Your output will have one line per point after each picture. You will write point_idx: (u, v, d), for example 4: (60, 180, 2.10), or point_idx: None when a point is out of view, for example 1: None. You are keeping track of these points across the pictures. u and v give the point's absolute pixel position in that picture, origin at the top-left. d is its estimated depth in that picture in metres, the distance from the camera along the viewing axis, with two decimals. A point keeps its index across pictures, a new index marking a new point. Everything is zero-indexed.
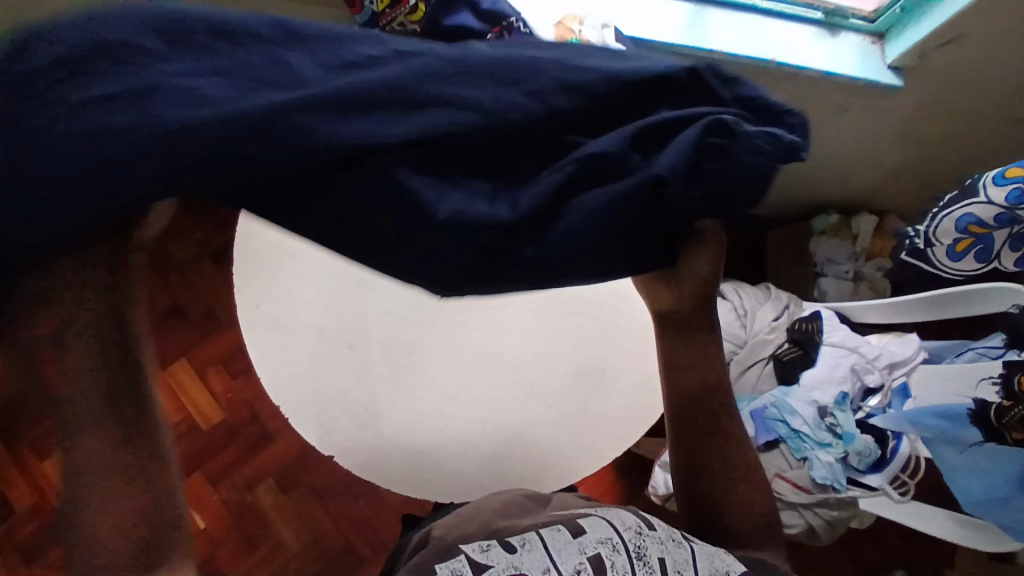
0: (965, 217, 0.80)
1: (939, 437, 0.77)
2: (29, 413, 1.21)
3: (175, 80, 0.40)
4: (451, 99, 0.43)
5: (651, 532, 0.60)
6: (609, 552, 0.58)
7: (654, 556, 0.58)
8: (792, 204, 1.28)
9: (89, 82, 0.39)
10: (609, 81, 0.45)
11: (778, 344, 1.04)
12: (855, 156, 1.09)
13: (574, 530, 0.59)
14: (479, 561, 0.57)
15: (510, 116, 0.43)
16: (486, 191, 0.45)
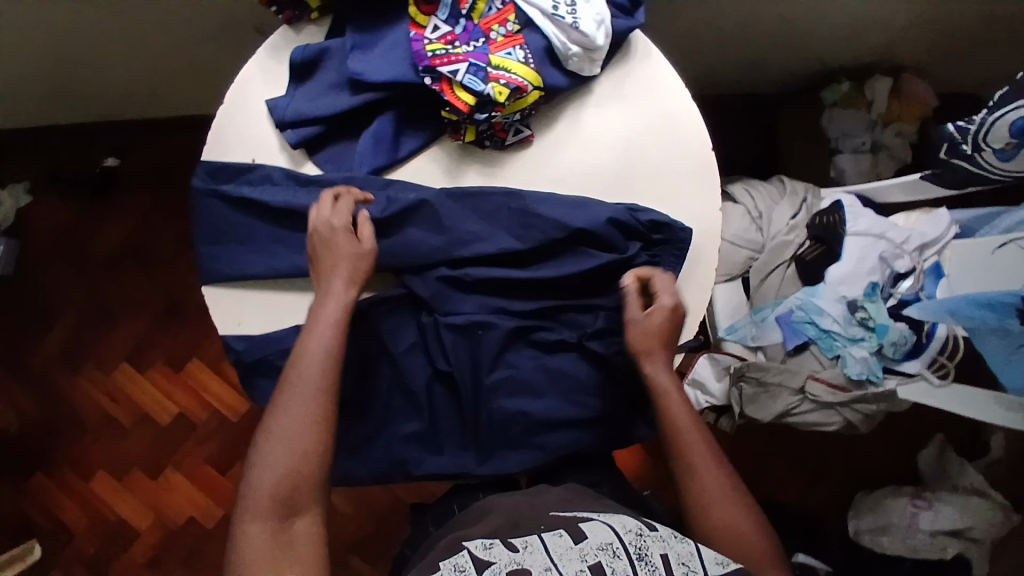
0: (1023, 121, 0.67)
1: (980, 327, 0.74)
2: (64, 437, 1.24)
3: (269, 198, 0.66)
4: (423, 227, 0.67)
5: (652, 532, 0.57)
6: (610, 558, 0.53)
7: (656, 554, 0.55)
8: (795, 76, 1.16)
9: (230, 201, 0.67)
10: (532, 226, 0.67)
11: (800, 244, 0.96)
12: (858, 15, 0.97)
13: (574, 535, 0.56)
14: (482, 558, 0.55)
15: (468, 258, 0.68)
16: (435, 299, 0.67)
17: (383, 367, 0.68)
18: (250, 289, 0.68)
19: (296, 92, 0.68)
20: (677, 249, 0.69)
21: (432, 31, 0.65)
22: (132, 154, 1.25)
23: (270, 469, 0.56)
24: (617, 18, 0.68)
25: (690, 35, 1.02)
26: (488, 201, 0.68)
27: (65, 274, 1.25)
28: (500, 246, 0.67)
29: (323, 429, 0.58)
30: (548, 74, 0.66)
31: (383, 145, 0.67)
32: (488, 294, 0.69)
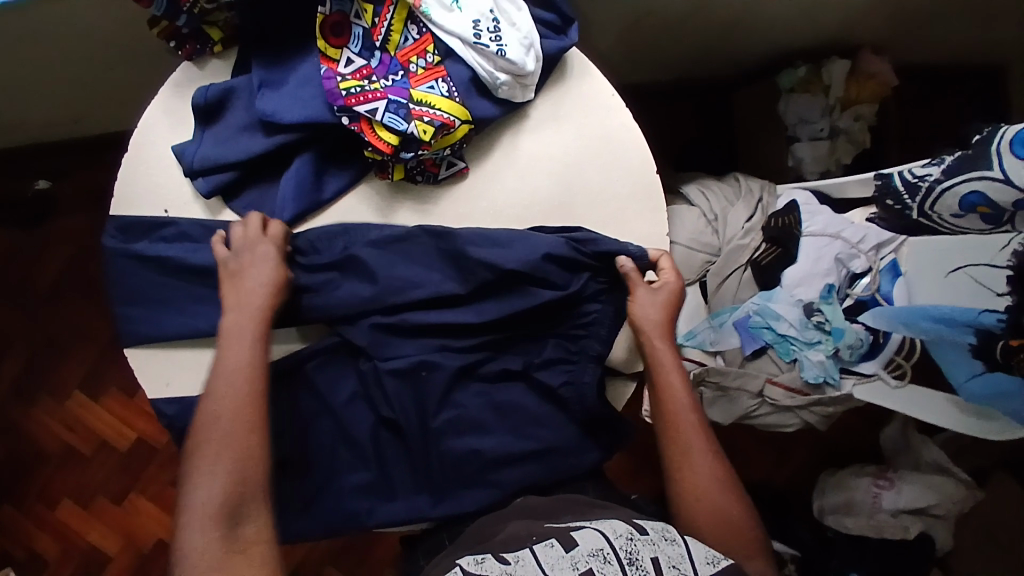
0: (972, 194, 0.69)
1: (936, 341, 0.76)
2: (24, 469, 1.22)
3: (186, 257, 0.63)
4: (353, 276, 0.64)
5: (644, 535, 0.55)
6: (602, 565, 0.52)
7: (647, 559, 0.53)
8: (752, 61, 1.12)
9: (145, 260, 0.63)
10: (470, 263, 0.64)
11: (755, 247, 0.94)
12: (810, 1, 0.93)
13: (565, 544, 0.54)
14: (471, 575, 0.52)
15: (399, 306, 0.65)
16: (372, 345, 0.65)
17: (324, 421, 0.65)
18: (177, 349, 0.64)
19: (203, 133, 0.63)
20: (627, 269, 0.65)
21: (345, 66, 0.60)
22: (66, 175, 1.19)
23: (210, 483, 0.54)
24: (547, 38, 0.63)
25: (638, 29, 0.98)
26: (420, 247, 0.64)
27: (9, 305, 1.21)
28: (434, 290, 0.64)
29: (256, 432, 0.56)
30: (474, 106, 0.61)
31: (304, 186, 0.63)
32: (423, 338, 0.66)
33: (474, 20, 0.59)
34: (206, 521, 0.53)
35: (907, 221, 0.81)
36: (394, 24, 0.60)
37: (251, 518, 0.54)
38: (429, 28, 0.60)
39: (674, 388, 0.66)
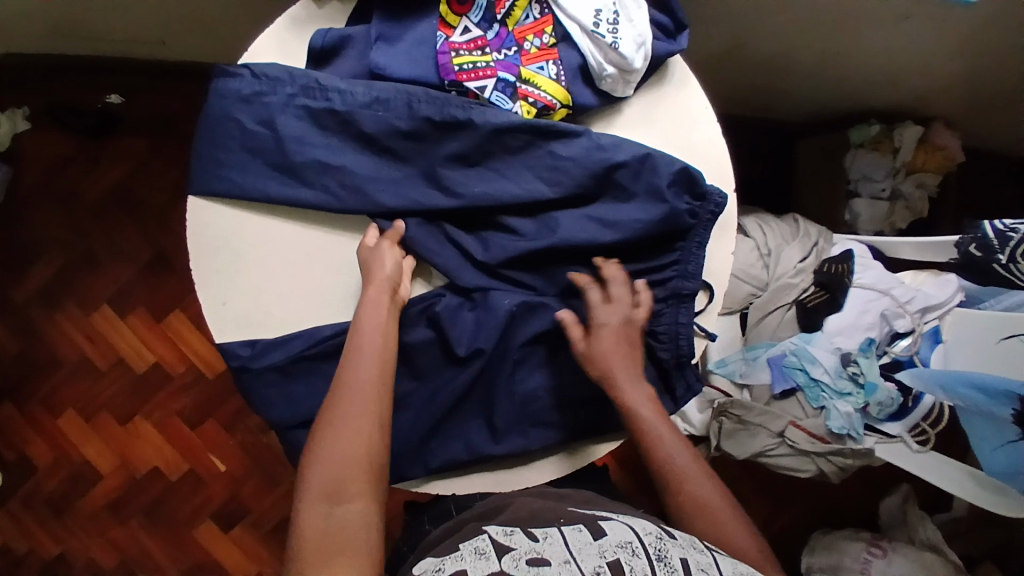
0: None
1: (971, 408, 0.79)
2: (34, 371, 1.22)
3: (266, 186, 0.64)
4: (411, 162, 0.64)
5: (672, 538, 0.56)
6: (630, 556, 0.52)
7: (676, 558, 0.53)
8: (828, 109, 1.12)
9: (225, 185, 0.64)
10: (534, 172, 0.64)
11: (804, 289, 0.94)
12: (903, 62, 0.93)
13: (594, 533, 0.56)
14: (503, 543, 0.54)
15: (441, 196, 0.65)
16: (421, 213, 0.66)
17: None
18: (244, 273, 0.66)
19: (319, 90, 0.63)
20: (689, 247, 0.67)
21: (460, 35, 0.63)
22: (137, 96, 1.22)
23: (316, 486, 0.56)
24: (659, 40, 0.64)
25: (729, 58, 0.97)
26: (500, 169, 0.64)
27: (54, 210, 1.22)
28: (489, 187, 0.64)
29: (370, 424, 0.59)
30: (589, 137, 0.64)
31: (422, 144, 0.64)
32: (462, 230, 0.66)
33: (595, 9, 0.62)
34: (314, 500, 0.56)
35: (984, 275, 0.82)
36: (519, 1, 0.63)
37: (356, 498, 0.56)
38: (551, 10, 0.63)
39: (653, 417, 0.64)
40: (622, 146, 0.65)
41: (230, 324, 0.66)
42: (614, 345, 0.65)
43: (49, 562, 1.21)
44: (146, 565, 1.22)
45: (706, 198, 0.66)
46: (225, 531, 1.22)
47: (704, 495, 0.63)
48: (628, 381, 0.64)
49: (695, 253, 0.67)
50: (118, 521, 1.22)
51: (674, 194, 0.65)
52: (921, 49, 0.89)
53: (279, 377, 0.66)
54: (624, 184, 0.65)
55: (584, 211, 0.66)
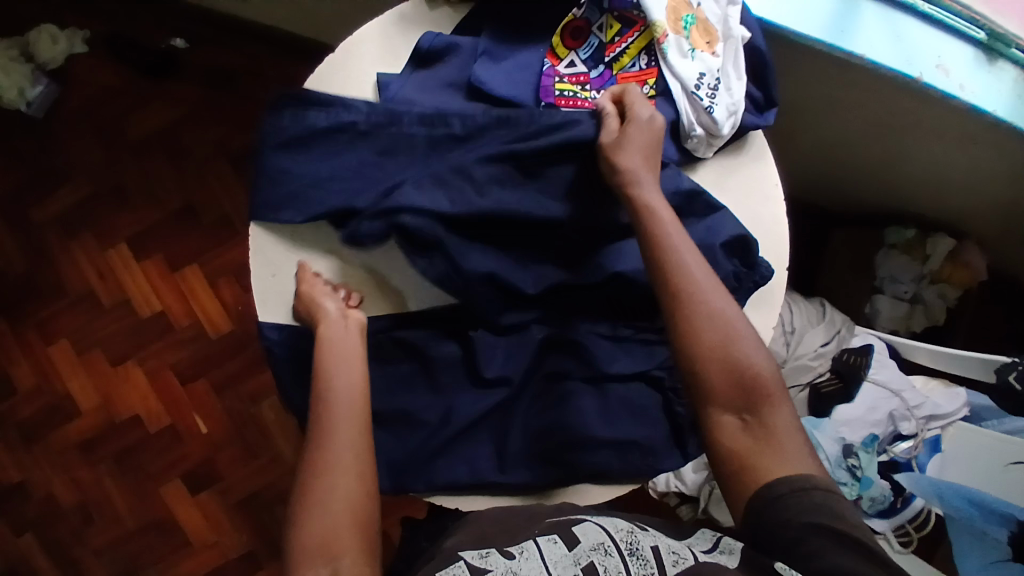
0: None
1: (962, 519, 0.83)
2: (36, 292, 1.21)
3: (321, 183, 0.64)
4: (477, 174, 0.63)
5: (643, 531, 0.56)
6: (603, 556, 0.52)
7: (647, 549, 0.53)
8: (868, 204, 1.15)
9: (298, 167, 0.64)
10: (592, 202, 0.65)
11: (819, 373, 0.97)
12: (956, 179, 0.96)
13: (568, 541, 0.54)
14: (478, 566, 0.53)
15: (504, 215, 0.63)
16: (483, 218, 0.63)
17: (401, 372, 0.68)
18: (297, 253, 0.67)
19: (437, 120, 0.64)
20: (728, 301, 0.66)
21: (566, 67, 0.66)
22: (202, 45, 1.21)
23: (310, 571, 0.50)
24: (749, 112, 0.67)
25: (791, 135, 1.00)
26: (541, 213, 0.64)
27: (94, 139, 1.22)
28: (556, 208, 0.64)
29: (358, 480, 0.55)
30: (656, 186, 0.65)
31: (478, 178, 0.63)
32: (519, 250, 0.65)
33: (700, 73, 0.64)
34: (307, 559, 0.51)
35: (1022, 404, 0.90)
36: (630, 50, 0.65)
37: (348, 551, 0.51)
38: (659, 63, 0.64)
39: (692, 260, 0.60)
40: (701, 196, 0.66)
41: (275, 296, 0.67)
42: (708, 276, 0.59)
43: (8, 488, 1.19)
44: (105, 510, 1.19)
45: (755, 268, 0.67)
46: (191, 494, 1.20)
47: (747, 361, 0.57)
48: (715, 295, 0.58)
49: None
50: (86, 461, 1.20)
51: (724, 256, 0.66)
52: (973, 174, 0.92)
53: (308, 360, 0.65)
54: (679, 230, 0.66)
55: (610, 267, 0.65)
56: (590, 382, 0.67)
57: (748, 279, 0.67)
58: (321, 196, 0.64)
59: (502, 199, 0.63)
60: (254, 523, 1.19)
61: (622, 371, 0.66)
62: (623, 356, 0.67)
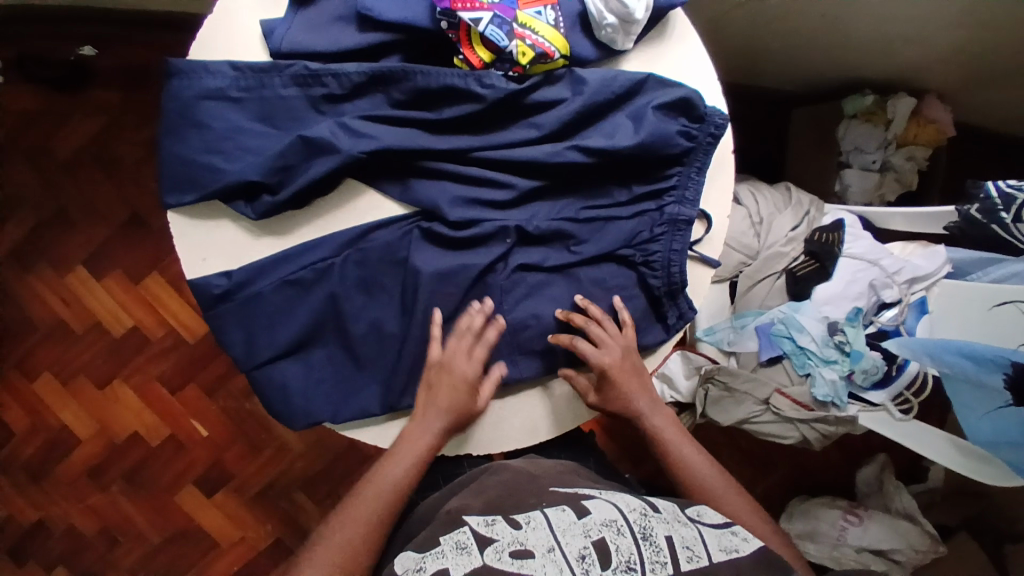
0: None
1: (957, 374, 0.79)
2: (9, 332, 1.19)
3: (226, 151, 0.62)
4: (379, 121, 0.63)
5: (657, 513, 0.56)
6: (615, 535, 0.52)
7: (661, 537, 0.52)
8: (818, 82, 1.11)
9: (199, 143, 0.62)
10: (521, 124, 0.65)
11: (794, 257, 0.95)
12: (903, 33, 0.91)
13: (578, 512, 0.55)
14: (484, 535, 0.53)
15: (413, 147, 0.64)
16: (401, 157, 0.65)
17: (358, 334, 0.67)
18: (224, 232, 0.65)
19: (312, 78, 0.63)
20: (669, 153, 0.65)
21: None
22: (108, 45, 1.15)
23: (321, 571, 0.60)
24: None
25: (727, 18, 0.95)
26: (458, 133, 0.65)
27: (27, 168, 1.18)
28: (477, 138, 0.65)
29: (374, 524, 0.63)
30: (568, 86, 0.64)
31: (359, 129, 0.62)
32: (446, 169, 0.66)
33: None
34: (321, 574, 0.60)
35: (981, 237, 0.81)
36: None
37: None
38: None
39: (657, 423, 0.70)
40: (619, 78, 0.64)
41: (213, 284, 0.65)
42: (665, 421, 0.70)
43: (29, 528, 1.21)
44: (127, 530, 1.21)
45: (705, 120, 0.65)
46: (208, 497, 1.21)
47: (722, 491, 0.68)
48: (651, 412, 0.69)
49: (693, 177, 0.67)
50: (99, 486, 1.21)
51: (665, 118, 0.65)
52: (919, 25, 0.88)
53: (264, 338, 0.64)
54: (604, 124, 0.65)
55: (552, 144, 0.65)
56: (557, 273, 0.68)
57: (682, 128, 0.65)
58: (234, 160, 0.62)
59: (389, 136, 0.63)
60: (275, 511, 1.21)
61: (588, 251, 0.67)
62: (591, 236, 0.67)
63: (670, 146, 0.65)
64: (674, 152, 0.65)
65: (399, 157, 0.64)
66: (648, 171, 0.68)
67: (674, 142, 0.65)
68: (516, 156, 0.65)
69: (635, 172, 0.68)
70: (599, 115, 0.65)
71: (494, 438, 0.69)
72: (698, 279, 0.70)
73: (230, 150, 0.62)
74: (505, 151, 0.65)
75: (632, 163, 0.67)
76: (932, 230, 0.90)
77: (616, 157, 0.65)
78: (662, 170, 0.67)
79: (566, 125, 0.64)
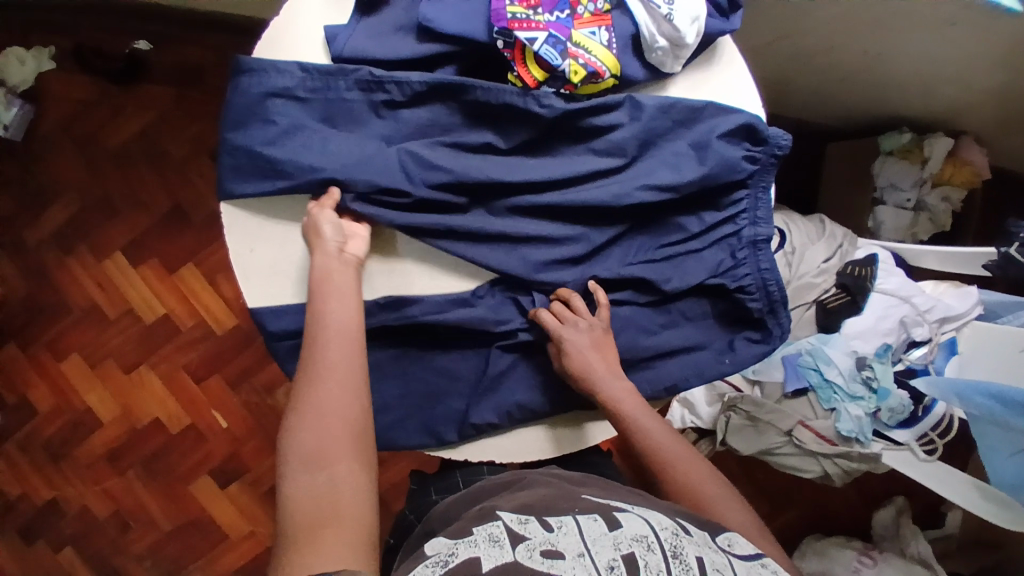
0: None
1: (985, 416, 0.78)
2: (42, 312, 1.23)
3: (280, 148, 0.64)
4: (450, 143, 0.66)
5: (689, 535, 0.53)
6: (644, 551, 0.49)
7: (691, 556, 0.50)
8: (855, 117, 1.11)
9: (256, 138, 0.64)
10: (582, 151, 0.67)
11: (825, 289, 0.94)
12: (943, 74, 0.91)
13: (610, 524, 0.53)
14: (516, 531, 0.52)
15: (497, 184, 0.66)
16: (481, 194, 0.67)
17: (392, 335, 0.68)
18: (271, 226, 0.67)
19: (375, 85, 0.65)
20: (732, 178, 0.66)
21: None
22: (163, 42, 1.20)
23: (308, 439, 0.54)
24: (712, 17, 0.65)
25: (770, 49, 0.97)
26: (522, 160, 0.67)
27: (74, 156, 1.22)
28: (555, 175, 0.66)
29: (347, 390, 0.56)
30: (631, 121, 0.65)
31: (432, 162, 0.64)
32: (523, 206, 0.67)
33: None
34: (300, 468, 0.53)
35: None
36: None
37: (342, 460, 0.53)
38: None
39: (626, 402, 0.65)
40: (675, 105, 0.66)
41: (260, 277, 0.67)
42: (618, 383, 0.65)
43: (43, 507, 1.23)
44: (139, 516, 1.22)
45: (765, 142, 0.67)
46: (221, 488, 1.22)
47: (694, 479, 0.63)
48: (608, 380, 0.65)
49: (761, 197, 0.68)
50: (115, 470, 1.23)
51: (728, 144, 0.66)
52: (960, 67, 0.88)
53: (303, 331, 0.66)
54: (672, 157, 0.66)
55: (622, 180, 0.67)
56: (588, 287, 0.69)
57: (742, 153, 0.66)
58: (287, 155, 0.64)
59: (457, 165, 0.65)
60: None
61: (678, 287, 0.68)
62: (675, 273, 0.68)
63: (732, 175, 0.66)
64: (739, 178, 0.67)
65: (473, 188, 0.66)
66: (708, 200, 0.69)
67: (738, 168, 0.66)
68: (590, 191, 0.66)
69: (695, 201, 0.69)
70: (666, 144, 0.67)
71: (506, 446, 0.71)
72: (736, 308, 0.70)
73: (284, 147, 0.64)
74: (577, 187, 0.67)
75: (698, 196, 0.68)
76: (971, 271, 0.88)
77: (686, 190, 0.66)
78: (722, 196, 0.68)
79: (630, 159, 0.67)
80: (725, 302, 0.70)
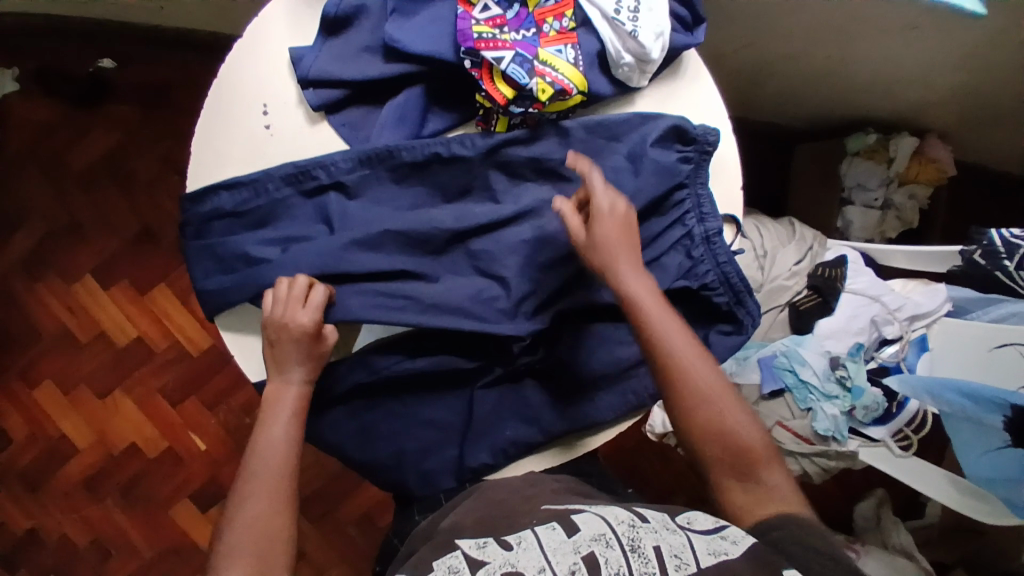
0: None
1: (959, 414, 0.80)
2: (12, 339, 1.20)
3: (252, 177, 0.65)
4: (407, 178, 0.67)
5: (646, 523, 0.54)
6: (603, 549, 0.50)
7: (649, 546, 0.51)
8: (821, 120, 1.14)
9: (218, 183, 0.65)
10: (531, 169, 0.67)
11: (797, 291, 0.96)
12: (905, 76, 0.93)
13: (568, 530, 0.53)
14: (475, 558, 0.52)
15: (446, 226, 0.66)
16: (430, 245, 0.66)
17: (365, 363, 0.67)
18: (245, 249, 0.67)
19: (302, 175, 0.66)
20: (664, 183, 0.66)
21: (480, 11, 0.63)
22: (129, 61, 1.19)
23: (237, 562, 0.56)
24: (675, 31, 0.66)
25: (737, 57, 0.98)
26: (475, 202, 0.68)
27: (39, 177, 1.19)
28: (498, 208, 0.66)
29: (278, 519, 0.59)
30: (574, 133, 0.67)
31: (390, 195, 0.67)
32: (476, 242, 0.67)
33: None
34: None
35: (988, 282, 0.84)
36: None
37: None
38: None
39: (651, 300, 0.60)
40: (606, 125, 0.67)
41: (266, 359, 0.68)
42: (688, 342, 0.60)
43: (19, 537, 1.19)
44: (119, 543, 1.20)
45: (694, 140, 0.67)
46: (203, 512, 1.20)
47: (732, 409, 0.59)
48: (631, 275, 0.61)
49: (702, 193, 0.68)
50: (94, 498, 1.20)
51: (662, 149, 0.67)
52: (918, 68, 0.90)
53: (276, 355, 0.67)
54: (615, 172, 0.67)
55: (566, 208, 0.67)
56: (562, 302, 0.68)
57: (672, 158, 0.67)
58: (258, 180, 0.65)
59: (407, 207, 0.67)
60: None
61: None
62: None
63: (666, 185, 0.67)
64: (672, 185, 0.67)
65: (434, 225, 0.66)
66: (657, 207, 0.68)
67: (669, 175, 0.67)
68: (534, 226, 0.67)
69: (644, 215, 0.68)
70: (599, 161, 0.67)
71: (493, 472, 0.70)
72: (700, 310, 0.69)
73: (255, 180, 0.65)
74: (523, 221, 0.67)
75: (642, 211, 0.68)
76: (939, 268, 0.91)
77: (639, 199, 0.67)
78: (664, 205, 0.68)
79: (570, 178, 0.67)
80: (694, 302, 0.69)
